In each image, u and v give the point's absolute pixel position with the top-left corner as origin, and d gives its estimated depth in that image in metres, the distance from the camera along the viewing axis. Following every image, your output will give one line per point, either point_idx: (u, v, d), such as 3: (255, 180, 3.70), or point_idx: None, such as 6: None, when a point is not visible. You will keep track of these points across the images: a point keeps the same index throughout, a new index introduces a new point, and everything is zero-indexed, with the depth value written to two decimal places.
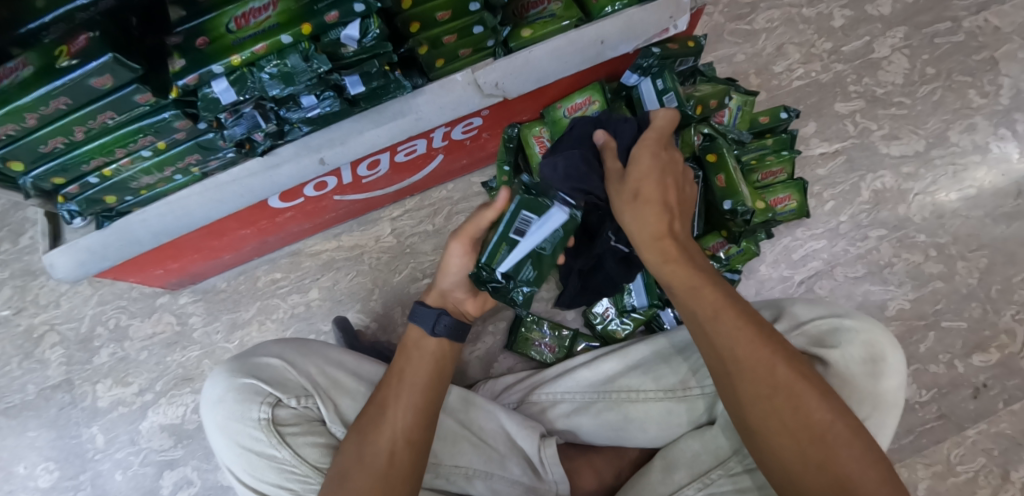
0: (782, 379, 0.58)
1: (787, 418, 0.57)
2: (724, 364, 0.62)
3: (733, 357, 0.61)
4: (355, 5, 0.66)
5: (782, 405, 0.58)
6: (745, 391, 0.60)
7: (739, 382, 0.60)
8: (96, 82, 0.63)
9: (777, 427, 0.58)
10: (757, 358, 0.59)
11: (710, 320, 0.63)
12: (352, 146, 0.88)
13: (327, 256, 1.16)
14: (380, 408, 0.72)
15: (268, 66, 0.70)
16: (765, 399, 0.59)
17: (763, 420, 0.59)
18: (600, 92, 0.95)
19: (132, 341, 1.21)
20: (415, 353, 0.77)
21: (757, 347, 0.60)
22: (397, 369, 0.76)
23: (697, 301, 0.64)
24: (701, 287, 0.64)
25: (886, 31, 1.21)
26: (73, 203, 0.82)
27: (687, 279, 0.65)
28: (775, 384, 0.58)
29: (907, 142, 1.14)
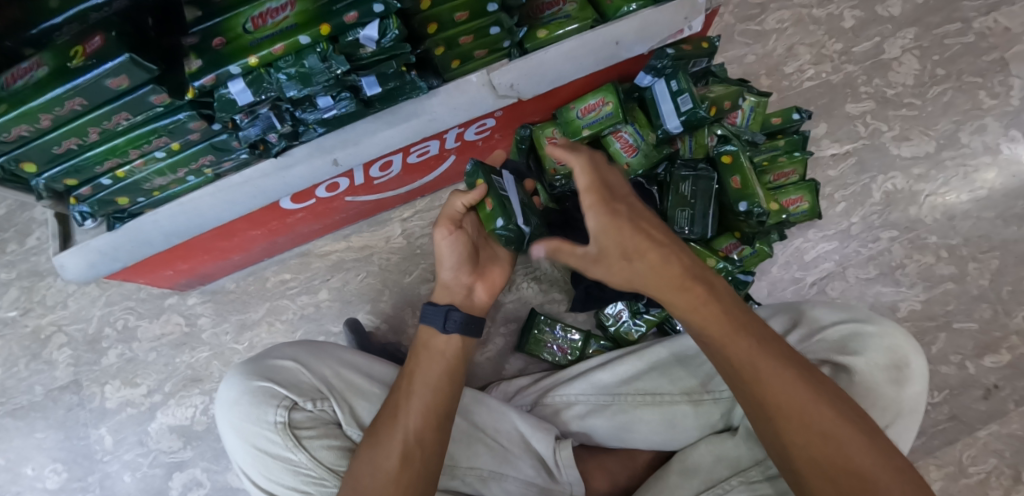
0: (821, 425, 0.58)
1: (833, 464, 0.56)
2: (762, 414, 0.61)
3: (774, 403, 0.59)
4: (375, 5, 0.66)
5: (824, 454, 0.57)
6: (787, 440, 0.59)
7: (781, 432, 0.59)
8: (111, 82, 0.63)
9: (824, 477, 0.57)
10: (795, 407, 0.59)
11: (744, 370, 0.61)
12: (366, 146, 0.87)
13: (336, 257, 1.15)
14: (392, 410, 0.72)
15: (285, 67, 0.69)
16: (813, 448, 0.57)
17: (809, 470, 0.58)
18: (614, 93, 0.93)
19: (140, 342, 1.20)
20: (427, 352, 0.76)
21: (793, 393, 0.59)
22: (410, 368, 0.76)
23: (730, 350, 0.62)
24: (734, 334, 0.62)
25: (896, 32, 1.20)
26: (85, 204, 0.81)
27: (718, 326, 0.63)
28: (816, 432, 0.58)
29: (918, 144, 1.14)
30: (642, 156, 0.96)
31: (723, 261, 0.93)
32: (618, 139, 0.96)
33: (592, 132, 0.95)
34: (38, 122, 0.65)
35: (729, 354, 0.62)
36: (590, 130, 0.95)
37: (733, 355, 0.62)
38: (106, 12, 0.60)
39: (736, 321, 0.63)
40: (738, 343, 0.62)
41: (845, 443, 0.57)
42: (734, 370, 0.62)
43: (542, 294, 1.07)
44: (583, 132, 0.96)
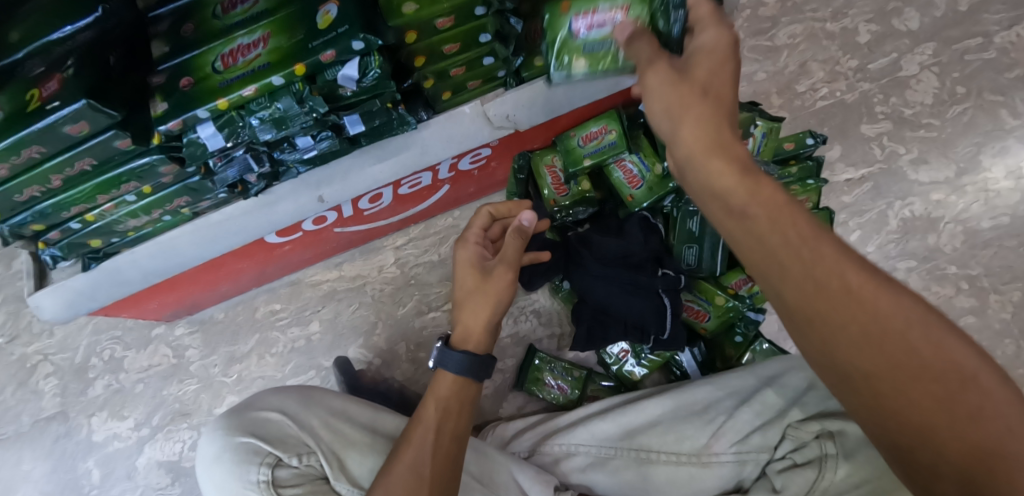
0: (968, 380, 0.39)
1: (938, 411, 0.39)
2: (863, 356, 0.41)
3: (850, 316, 0.41)
4: (355, 42, 0.61)
5: (971, 423, 0.38)
6: (903, 399, 0.40)
7: (890, 382, 0.40)
8: (71, 128, 0.58)
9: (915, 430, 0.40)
10: (925, 343, 0.40)
11: (842, 291, 0.41)
12: (353, 181, 0.83)
13: (327, 286, 1.11)
14: (412, 463, 0.67)
15: (258, 109, 0.64)
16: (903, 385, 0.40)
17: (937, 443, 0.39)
18: (617, 121, 0.90)
19: (127, 373, 1.17)
20: (451, 399, 0.73)
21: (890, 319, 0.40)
22: (428, 419, 0.71)
23: (815, 266, 0.42)
24: (813, 242, 0.43)
25: (914, 47, 1.15)
26: (55, 247, 0.77)
27: (790, 229, 0.43)
28: (958, 387, 0.39)
29: (937, 168, 1.08)
30: (647, 188, 0.89)
31: (733, 299, 0.88)
32: (622, 168, 0.91)
33: (593, 162, 0.90)
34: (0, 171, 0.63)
35: (810, 272, 0.42)
36: (591, 159, 0.90)
37: (792, 252, 0.43)
38: (70, 45, 0.54)
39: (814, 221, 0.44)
40: (824, 253, 0.42)
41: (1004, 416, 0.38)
42: (813, 292, 0.42)
43: (542, 328, 1.02)
44: (584, 161, 0.90)
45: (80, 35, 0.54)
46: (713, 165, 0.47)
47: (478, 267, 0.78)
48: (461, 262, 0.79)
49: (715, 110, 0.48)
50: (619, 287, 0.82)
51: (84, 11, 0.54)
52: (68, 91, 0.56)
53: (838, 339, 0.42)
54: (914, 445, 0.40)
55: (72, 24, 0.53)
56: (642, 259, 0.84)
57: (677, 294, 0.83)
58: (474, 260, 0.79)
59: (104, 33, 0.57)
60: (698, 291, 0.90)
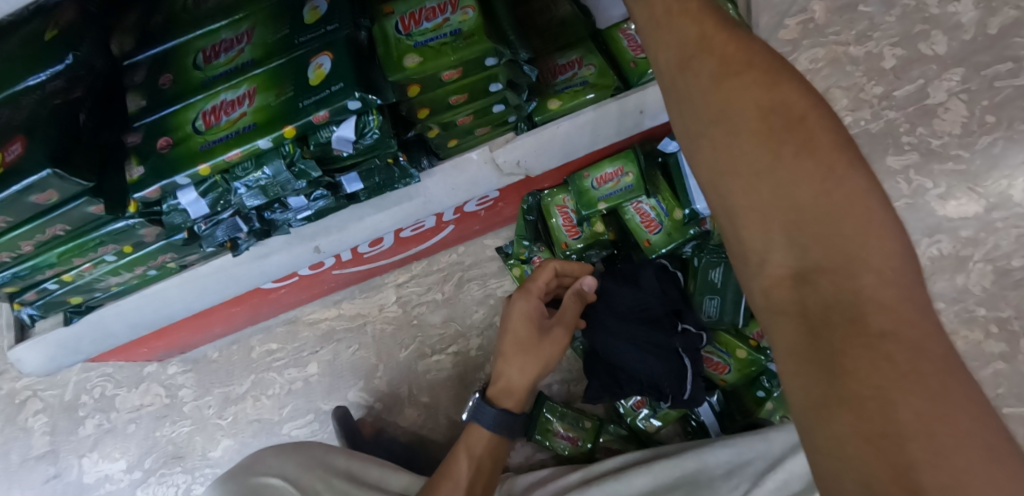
0: (848, 209, 0.35)
1: (794, 208, 0.36)
2: (740, 164, 0.38)
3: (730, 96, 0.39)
4: (350, 102, 0.55)
5: (824, 270, 0.35)
6: (765, 215, 0.37)
7: (757, 192, 0.37)
8: (38, 197, 0.53)
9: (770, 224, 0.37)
10: (812, 160, 0.36)
11: (737, 96, 0.38)
12: (351, 231, 0.78)
13: (326, 326, 1.06)
14: None
15: (244, 174, 0.59)
16: (762, 176, 0.37)
17: (784, 277, 0.37)
18: (634, 162, 0.84)
19: (118, 412, 1.13)
20: (483, 456, 0.70)
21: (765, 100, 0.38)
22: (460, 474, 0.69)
23: (731, 67, 0.39)
24: (732, 46, 0.39)
25: (942, 73, 1.09)
26: (32, 307, 0.72)
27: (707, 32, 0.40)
28: (826, 221, 0.35)
29: (966, 203, 1.03)
30: (665, 234, 0.85)
31: (756, 353, 0.83)
32: (638, 213, 0.86)
33: (610, 205, 0.85)
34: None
35: (710, 69, 0.39)
36: (606, 202, 0.85)
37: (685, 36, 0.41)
38: (40, 94, 0.51)
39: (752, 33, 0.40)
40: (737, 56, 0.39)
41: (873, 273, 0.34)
42: (714, 91, 0.39)
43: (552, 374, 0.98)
44: (598, 204, 0.85)
45: (51, 84, 0.52)
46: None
47: (536, 323, 0.73)
48: (514, 314, 0.73)
49: None
50: (634, 346, 0.78)
51: (54, 59, 0.52)
52: (30, 157, 0.50)
53: (717, 141, 0.39)
54: (765, 246, 0.37)
55: (40, 73, 0.51)
56: (659, 313, 0.80)
57: (696, 352, 0.80)
58: (532, 315, 0.73)
59: (75, 83, 0.54)
60: (717, 341, 0.86)
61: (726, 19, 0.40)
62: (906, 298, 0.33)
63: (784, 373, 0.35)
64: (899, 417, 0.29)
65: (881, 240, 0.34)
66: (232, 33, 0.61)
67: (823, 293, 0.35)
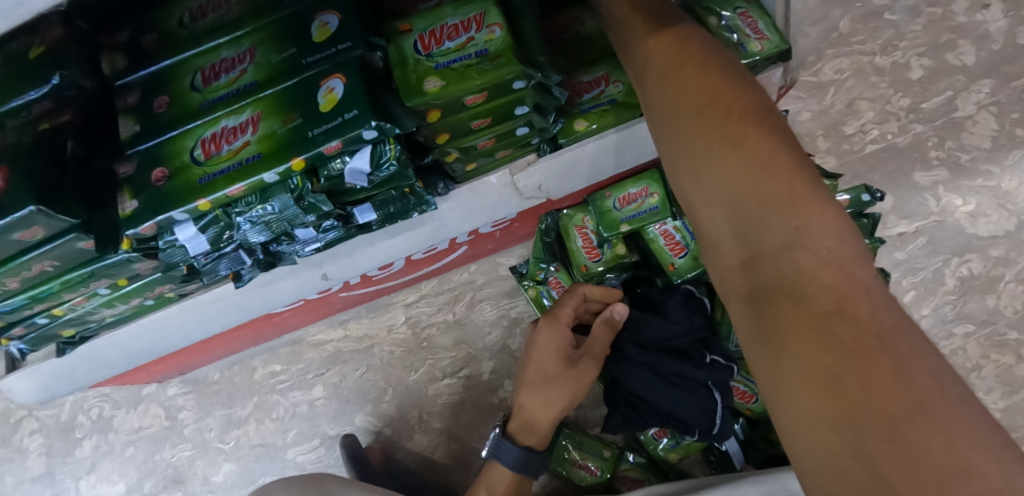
0: (791, 208, 0.39)
1: (746, 215, 0.42)
2: (693, 166, 0.46)
3: (688, 122, 0.46)
4: (366, 132, 0.51)
5: (767, 256, 0.40)
6: (717, 209, 0.44)
7: (716, 207, 0.44)
8: (21, 234, 0.49)
9: (732, 228, 0.43)
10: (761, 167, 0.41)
11: (686, 109, 0.46)
12: (360, 257, 0.74)
13: (332, 347, 1.02)
14: None
15: (246, 209, 0.54)
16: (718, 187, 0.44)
17: (738, 266, 0.43)
18: (659, 182, 0.81)
19: (116, 434, 1.09)
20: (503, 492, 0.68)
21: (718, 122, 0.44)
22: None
23: (688, 84, 0.47)
24: (688, 69, 0.48)
25: (971, 85, 1.04)
26: (21, 341, 0.67)
27: (667, 61, 0.49)
28: (763, 207, 0.41)
29: (997, 220, 0.99)
30: (691, 258, 0.81)
31: None
32: (663, 236, 0.82)
33: (632, 227, 0.82)
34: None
35: (670, 91, 0.48)
36: (629, 225, 0.81)
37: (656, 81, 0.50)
38: (24, 117, 0.49)
39: (706, 57, 0.48)
40: (689, 77, 0.47)
41: (808, 253, 0.38)
42: (671, 112, 0.48)
43: None
44: (621, 226, 0.81)
45: (37, 106, 0.49)
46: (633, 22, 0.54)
47: (564, 354, 0.68)
48: (540, 344, 0.69)
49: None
50: (660, 380, 0.74)
51: (38, 80, 0.48)
52: (15, 192, 0.47)
53: (676, 150, 0.47)
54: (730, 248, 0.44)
55: (22, 95, 0.48)
56: (685, 345, 0.76)
57: (726, 385, 0.75)
58: (560, 345, 0.68)
59: (63, 103, 0.51)
60: (745, 370, 0.82)
61: (687, 55, 0.49)
62: (841, 273, 0.36)
63: (752, 354, 0.41)
64: (832, 377, 0.33)
65: (816, 223, 0.39)
66: (233, 51, 0.56)
67: (766, 274, 0.40)
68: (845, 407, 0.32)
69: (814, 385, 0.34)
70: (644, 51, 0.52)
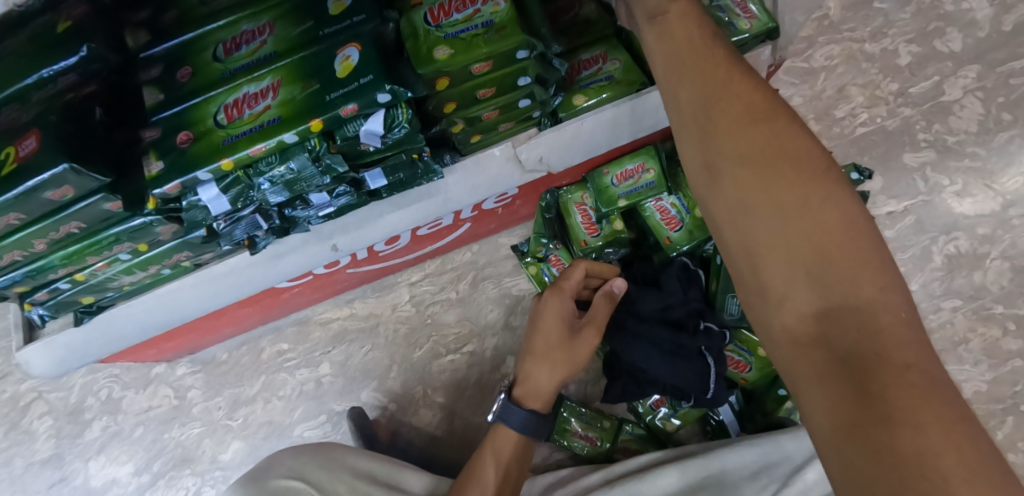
0: (865, 264, 0.38)
1: (822, 262, 0.39)
2: (774, 210, 0.41)
3: (760, 160, 0.42)
4: (380, 95, 0.55)
5: (840, 304, 0.38)
6: (789, 253, 0.40)
7: (782, 246, 0.40)
8: (52, 193, 0.51)
9: (799, 271, 0.40)
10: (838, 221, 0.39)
11: (770, 148, 0.42)
12: (369, 231, 0.77)
13: (338, 326, 1.04)
14: None
15: (268, 169, 0.57)
16: (789, 228, 0.40)
17: (807, 315, 0.39)
18: (655, 159, 0.84)
19: (125, 415, 1.11)
20: (511, 453, 0.69)
21: (793, 169, 0.41)
22: (487, 478, 0.66)
23: (746, 119, 0.43)
24: (772, 110, 0.43)
25: (957, 70, 1.08)
26: (42, 308, 0.70)
27: (745, 90, 0.44)
28: (847, 265, 0.38)
29: (982, 200, 1.02)
30: (687, 231, 0.84)
31: None
32: (659, 210, 0.86)
33: (629, 202, 0.84)
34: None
35: (749, 129, 0.43)
36: (626, 200, 0.84)
37: (723, 105, 0.44)
38: (50, 90, 0.50)
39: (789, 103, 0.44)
40: (776, 121, 0.43)
41: (894, 318, 0.37)
42: (738, 143, 0.43)
43: None
44: (618, 202, 0.84)
45: (63, 79, 0.50)
46: (696, 34, 0.47)
47: (567, 324, 0.71)
48: (546, 313, 0.71)
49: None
50: (658, 349, 0.77)
51: (67, 52, 0.49)
52: (45, 153, 0.49)
53: (752, 188, 0.42)
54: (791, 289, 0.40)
55: (52, 66, 0.49)
56: (681, 316, 0.79)
57: (720, 351, 0.78)
58: (564, 314, 0.71)
59: (87, 76, 0.53)
60: (738, 340, 0.85)
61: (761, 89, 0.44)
62: (913, 334, 0.36)
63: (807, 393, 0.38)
64: (911, 420, 0.33)
65: (890, 284, 0.38)
66: (252, 24, 0.59)
67: (847, 330, 0.37)
68: (930, 469, 0.31)
69: (893, 440, 0.32)
70: (712, 67, 0.45)
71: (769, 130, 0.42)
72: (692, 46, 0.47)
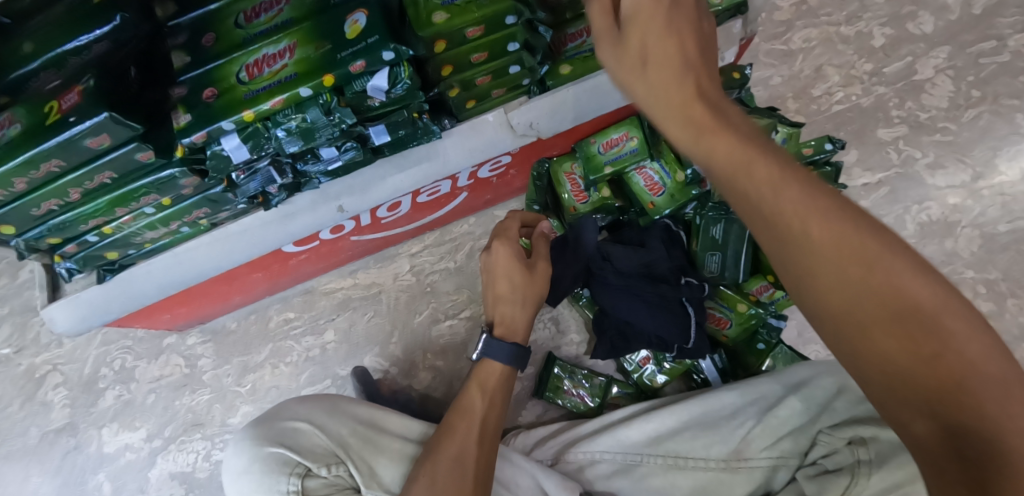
0: (972, 367, 0.36)
1: (934, 379, 0.36)
2: (883, 335, 0.37)
3: (852, 282, 0.37)
4: (384, 53, 0.61)
5: (967, 422, 0.35)
6: (904, 378, 0.37)
7: (897, 375, 0.37)
8: (91, 141, 0.57)
9: (920, 396, 0.37)
10: (940, 334, 0.37)
11: (859, 269, 0.37)
12: (374, 192, 0.82)
13: (341, 295, 1.10)
14: (458, 454, 0.67)
15: (285, 121, 0.64)
16: (902, 353, 0.37)
17: (936, 435, 0.36)
18: (638, 128, 0.89)
19: (138, 384, 1.16)
20: (495, 386, 0.74)
21: (888, 282, 0.37)
22: (475, 409, 0.72)
23: (826, 241, 0.38)
24: (841, 218, 0.38)
25: (929, 51, 1.14)
26: (71, 261, 0.76)
27: (809, 208, 0.38)
28: (960, 381, 0.36)
29: (954, 172, 1.08)
30: (669, 195, 0.90)
31: (755, 306, 0.88)
32: (642, 176, 0.91)
33: (615, 169, 0.90)
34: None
35: (829, 253, 0.38)
36: (612, 167, 0.89)
37: (802, 233, 0.38)
38: (86, 57, 0.53)
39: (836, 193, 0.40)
40: (850, 233, 0.38)
41: (968, 345, 0.36)
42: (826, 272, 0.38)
43: (559, 335, 1.02)
44: (605, 169, 0.89)
45: (96, 46, 0.53)
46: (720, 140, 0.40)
47: (519, 262, 0.76)
48: (497, 258, 0.76)
49: (675, 68, 0.44)
50: (640, 301, 0.82)
51: (102, 21, 0.53)
52: (86, 104, 0.55)
53: (852, 320, 0.38)
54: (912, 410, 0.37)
55: (88, 34, 0.52)
56: (664, 271, 0.84)
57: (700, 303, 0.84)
58: (513, 256, 0.76)
59: (119, 43, 0.56)
60: (719, 297, 0.90)
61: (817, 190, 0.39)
62: None
63: None
64: None
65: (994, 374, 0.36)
66: None
67: (977, 445, 0.35)
68: None
69: None
70: (760, 178, 0.39)
71: (847, 241, 0.38)
72: (727, 145, 0.40)
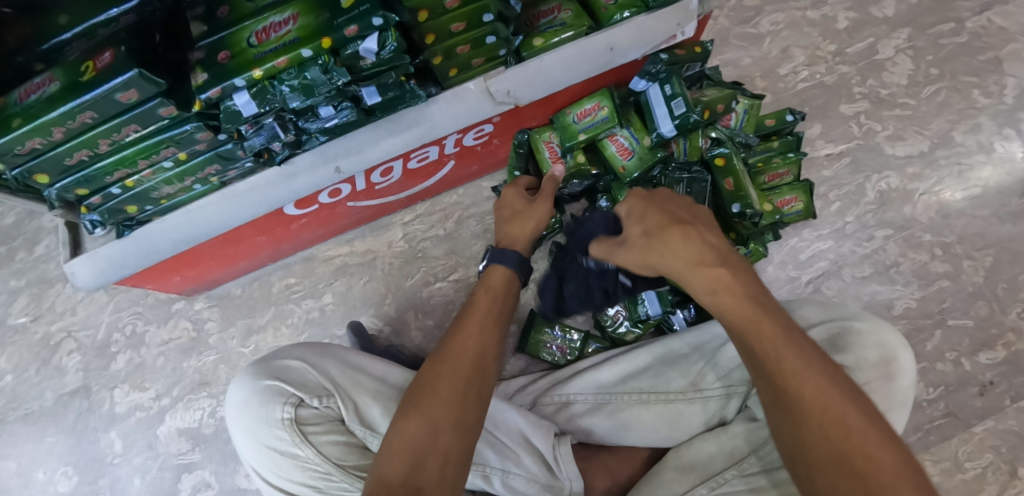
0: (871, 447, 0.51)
1: (843, 452, 0.51)
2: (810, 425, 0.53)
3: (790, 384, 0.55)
4: (375, 18, 0.69)
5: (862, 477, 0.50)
6: (823, 455, 0.52)
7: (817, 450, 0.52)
8: (122, 96, 0.64)
9: (835, 464, 0.51)
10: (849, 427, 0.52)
11: (799, 380, 0.55)
12: (368, 154, 0.90)
13: (339, 261, 1.17)
14: (461, 343, 0.70)
15: (288, 79, 0.73)
16: (823, 438, 0.52)
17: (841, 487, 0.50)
18: (609, 98, 0.97)
19: (148, 348, 1.23)
20: (500, 289, 0.79)
21: (819, 385, 0.54)
22: (482, 303, 0.76)
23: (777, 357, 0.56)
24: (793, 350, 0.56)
25: (890, 33, 1.22)
26: (95, 213, 0.84)
27: (762, 328, 0.57)
28: (863, 456, 0.50)
29: (912, 143, 1.15)
30: (637, 159, 0.97)
31: None
32: (613, 143, 0.99)
33: (588, 136, 0.97)
34: (3, 120, 0.65)
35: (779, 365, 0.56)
36: (585, 134, 0.97)
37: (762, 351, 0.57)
38: (114, 28, 0.63)
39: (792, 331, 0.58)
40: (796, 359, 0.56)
41: (866, 430, 0.52)
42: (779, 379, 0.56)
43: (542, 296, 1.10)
44: (579, 136, 0.97)
45: (123, 18, 0.63)
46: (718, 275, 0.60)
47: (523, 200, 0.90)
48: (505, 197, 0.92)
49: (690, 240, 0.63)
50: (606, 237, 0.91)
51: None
52: (118, 64, 0.62)
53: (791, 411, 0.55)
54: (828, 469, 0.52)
55: (116, 7, 0.62)
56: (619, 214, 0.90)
57: None
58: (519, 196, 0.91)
59: (143, 17, 0.65)
60: None
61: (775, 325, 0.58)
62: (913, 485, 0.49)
63: None
64: None
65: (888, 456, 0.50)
66: None
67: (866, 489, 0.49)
68: None
69: None
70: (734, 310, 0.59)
71: (798, 354, 0.56)
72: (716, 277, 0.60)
